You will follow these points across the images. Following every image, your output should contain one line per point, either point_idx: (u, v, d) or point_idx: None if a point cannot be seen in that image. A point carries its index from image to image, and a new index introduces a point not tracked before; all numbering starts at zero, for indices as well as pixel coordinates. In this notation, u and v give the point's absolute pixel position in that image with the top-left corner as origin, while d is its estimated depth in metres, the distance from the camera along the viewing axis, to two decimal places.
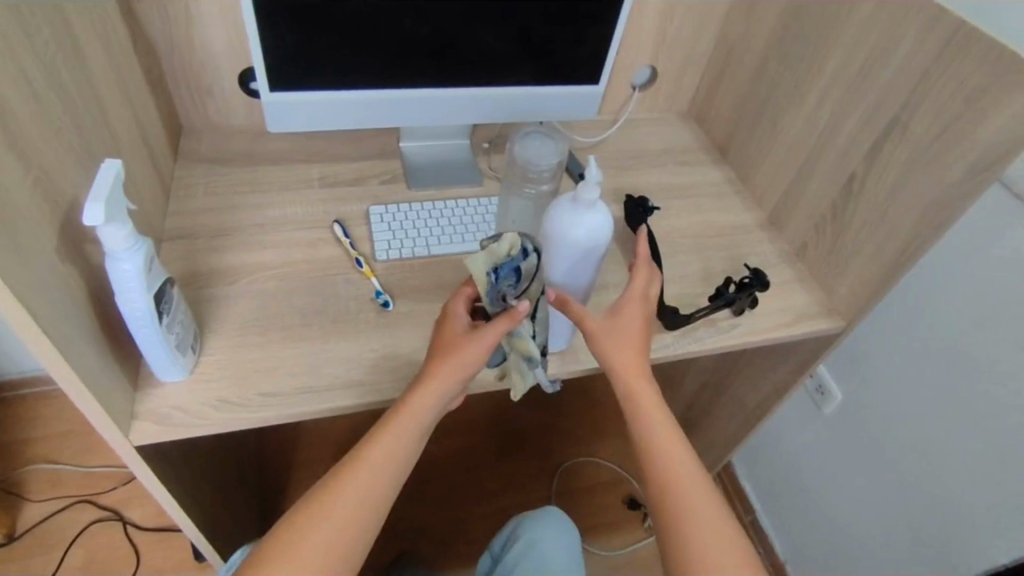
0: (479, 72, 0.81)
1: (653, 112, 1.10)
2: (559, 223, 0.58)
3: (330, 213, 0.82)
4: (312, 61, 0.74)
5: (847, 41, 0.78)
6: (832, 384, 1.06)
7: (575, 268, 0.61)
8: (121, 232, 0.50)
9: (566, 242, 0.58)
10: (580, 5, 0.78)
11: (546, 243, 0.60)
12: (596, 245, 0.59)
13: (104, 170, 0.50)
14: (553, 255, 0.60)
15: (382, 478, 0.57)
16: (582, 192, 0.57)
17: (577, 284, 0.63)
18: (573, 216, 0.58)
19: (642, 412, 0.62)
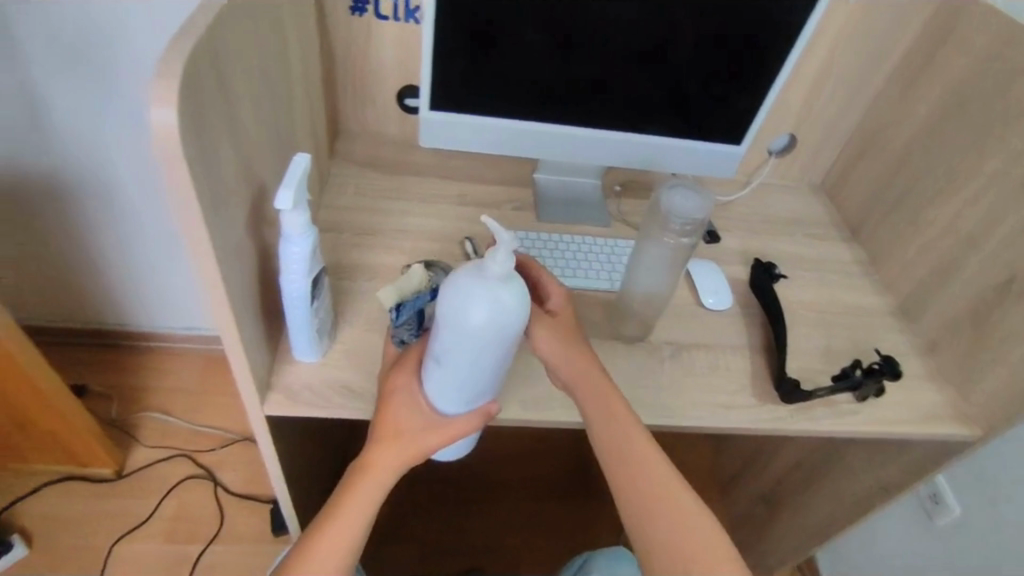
0: (624, 118, 0.84)
1: (787, 179, 1.08)
2: (471, 303, 0.52)
3: (464, 230, 0.86)
4: (474, 87, 0.80)
5: (1018, 138, 0.73)
6: (951, 496, 0.97)
7: (495, 351, 0.55)
8: (300, 219, 0.55)
9: (480, 326, 0.52)
10: (738, 68, 0.79)
11: (442, 317, 0.54)
12: (503, 325, 0.53)
13: (296, 160, 0.55)
14: (466, 340, 0.54)
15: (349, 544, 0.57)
16: (492, 262, 0.52)
17: (499, 365, 0.57)
18: (484, 291, 0.52)
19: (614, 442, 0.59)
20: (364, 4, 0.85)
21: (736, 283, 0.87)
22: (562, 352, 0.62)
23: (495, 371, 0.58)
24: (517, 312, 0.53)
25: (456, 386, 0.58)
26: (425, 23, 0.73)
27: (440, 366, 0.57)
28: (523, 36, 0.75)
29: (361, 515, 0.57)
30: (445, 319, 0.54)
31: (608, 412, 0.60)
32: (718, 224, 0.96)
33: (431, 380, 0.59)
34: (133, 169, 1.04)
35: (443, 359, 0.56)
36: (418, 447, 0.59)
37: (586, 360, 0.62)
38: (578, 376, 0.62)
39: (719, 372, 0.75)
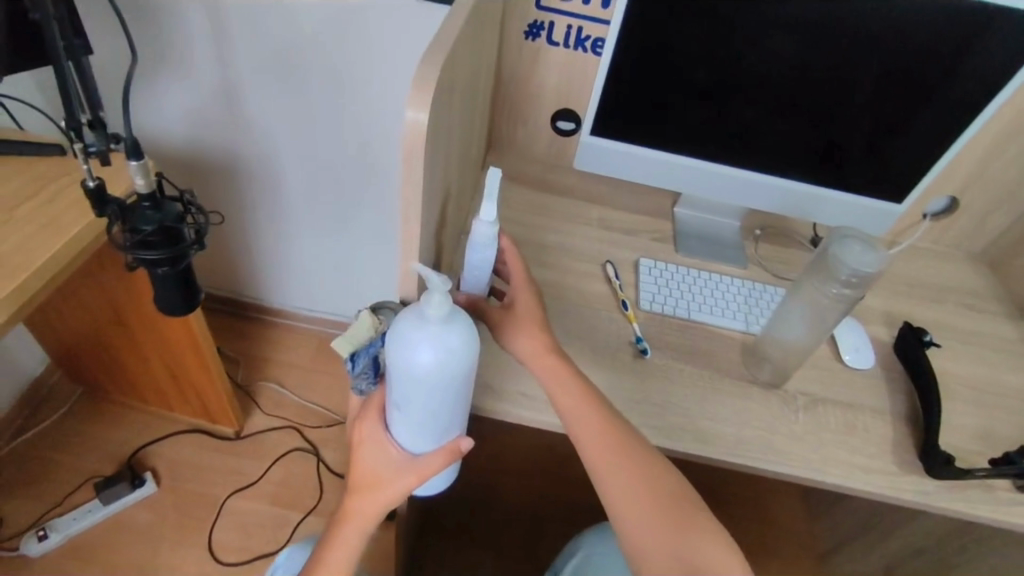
0: (781, 163, 0.84)
1: (938, 243, 1.03)
2: (414, 350, 0.50)
3: (604, 253, 0.88)
4: (636, 118, 0.83)
5: None
6: None
7: (449, 394, 0.53)
8: (489, 231, 0.58)
9: (425, 370, 0.51)
10: (912, 126, 0.77)
11: (390, 370, 0.53)
12: (449, 365, 0.51)
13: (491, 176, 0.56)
14: (416, 387, 0.52)
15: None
16: (428, 305, 0.50)
17: (459, 403, 0.56)
18: (425, 337, 0.50)
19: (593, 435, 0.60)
20: (540, 31, 0.90)
21: (880, 344, 0.84)
22: (538, 349, 0.64)
23: (459, 405, 0.56)
24: (458, 349, 0.51)
25: (419, 430, 0.56)
26: (603, 53, 0.77)
27: (401, 414, 0.55)
28: (694, 74, 0.77)
29: (344, 557, 0.58)
30: (394, 371, 0.52)
31: (590, 416, 0.61)
32: None
33: (397, 428, 0.57)
34: (310, 171, 1.14)
35: (401, 409, 0.54)
36: (388, 492, 0.57)
37: (549, 353, 0.64)
38: (553, 374, 0.63)
39: (858, 433, 0.72)
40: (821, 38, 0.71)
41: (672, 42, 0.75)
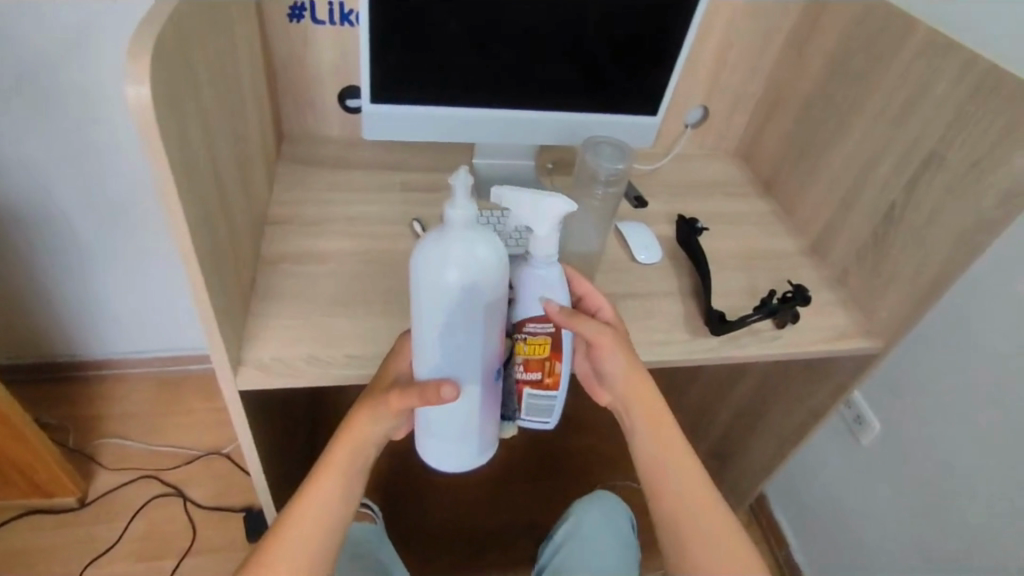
0: (549, 98, 0.92)
1: (702, 149, 1.19)
2: (430, 257, 0.53)
3: (410, 213, 0.92)
4: (409, 81, 0.86)
5: (890, 84, 0.87)
6: (870, 414, 1.07)
7: (467, 311, 0.56)
8: (546, 238, 0.59)
9: (437, 271, 0.54)
10: (644, 44, 0.89)
11: (414, 289, 0.56)
12: (473, 278, 0.54)
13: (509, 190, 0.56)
14: (429, 290, 0.55)
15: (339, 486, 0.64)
16: (452, 220, 0.53)
17: (477, 332, 0.57)
18: (448, 251, 0.53)
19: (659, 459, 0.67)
20: (301, 11, 0.91)
21: (664, 239, 0.96)
22: (632, 376, 0.67)
23: (479, 335, 0.58)
24: (482, 264, 0.53)
25: (427, 348, 0.59)
26: (359, 21, 0.80)
27: (422, 334, 0.58)
28: (453, 29, 0.83)
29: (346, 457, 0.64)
30: (417, 285, 0.55)
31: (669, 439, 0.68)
32: (644, 190, 1.05)
33: (418, 354, 0.60)
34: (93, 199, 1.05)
35: (422, 328, 0.57)
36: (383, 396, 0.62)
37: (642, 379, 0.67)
38: (640, 399, 0.67)
39: (655, 315, 0.83)
40: None
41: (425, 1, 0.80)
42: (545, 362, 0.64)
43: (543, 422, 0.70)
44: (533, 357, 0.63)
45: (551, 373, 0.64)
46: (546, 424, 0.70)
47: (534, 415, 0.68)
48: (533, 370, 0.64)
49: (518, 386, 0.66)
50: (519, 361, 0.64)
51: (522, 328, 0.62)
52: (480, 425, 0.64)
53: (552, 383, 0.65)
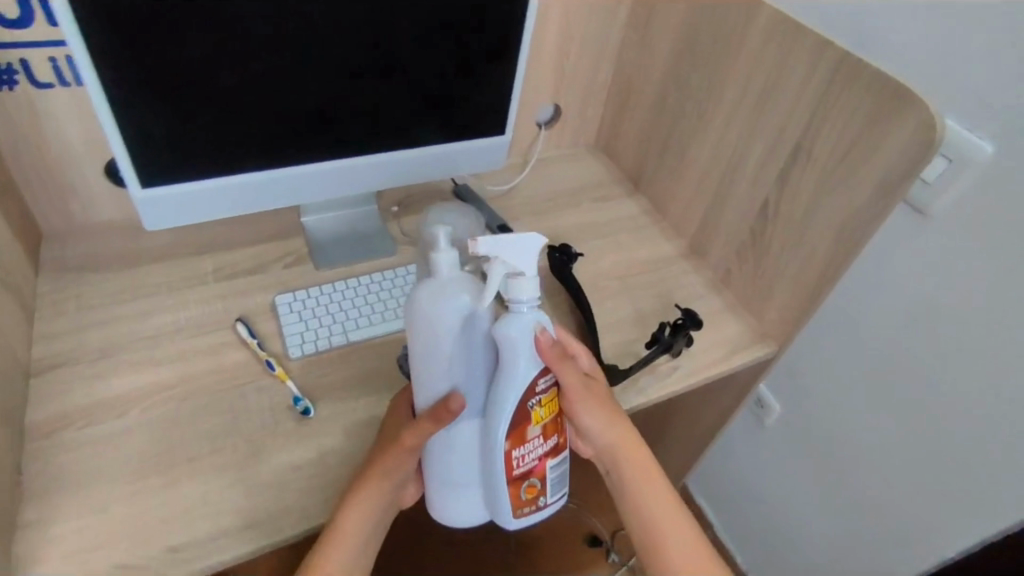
0: (377, 136, 0.77)
1: (562, 148, 1.09)
2: (427, 307, 0.53)
3: (231, 310, 0.74)
4: (187, 149, 0.67)
5: (744, 70, 0.80)
6: (771, 399, 1.08)
7: (470, 351, 0.55)
8: (525, 279, 0.52)
9: (437, 316, 0.53)
10: (476, 59, 0.75)
11: (414, 341, 0.55)
12: (467, 315, 0.53)
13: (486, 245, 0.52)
14: (433, 339, 0.53)
15: (359, 537, 0.58)
16: (441, 265, 0.53)
17: (478, 369, 0.56)
18: (443, 297, 0.53)
19: (645, 499, 0.65)
20: (14, 75, 0.67)
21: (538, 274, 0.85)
22: (608, 422, 0.65)
23: (480, 372, 0.56)
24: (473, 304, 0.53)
25: (432, 393, 0.57)
26: (89, 88, 0.59)
27: (427, 383, 0.56)
28: (237, 71, 0.64)
29: (365, 510, 0.58)
30: (419, 335, 0.54)
31: (653, 482, 0.65)
32: (508, 215, 0.94)
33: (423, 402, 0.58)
34: None
35: (425, 375, 0.56)
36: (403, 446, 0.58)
37: (621, 423, 0.65)
38: (624, 442, 0.65)
39: None
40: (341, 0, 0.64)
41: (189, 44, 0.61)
42: (558, 420, 0.60)
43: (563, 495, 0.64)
44: (551, 420, 0.59)
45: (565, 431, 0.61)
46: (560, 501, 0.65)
47: (557, 491, 0.63)
48: (552, 435, 0.59)
49: (541, 465, 0.60)
50: (540, 431, 0.59)
51: (536, 393, 0.57)
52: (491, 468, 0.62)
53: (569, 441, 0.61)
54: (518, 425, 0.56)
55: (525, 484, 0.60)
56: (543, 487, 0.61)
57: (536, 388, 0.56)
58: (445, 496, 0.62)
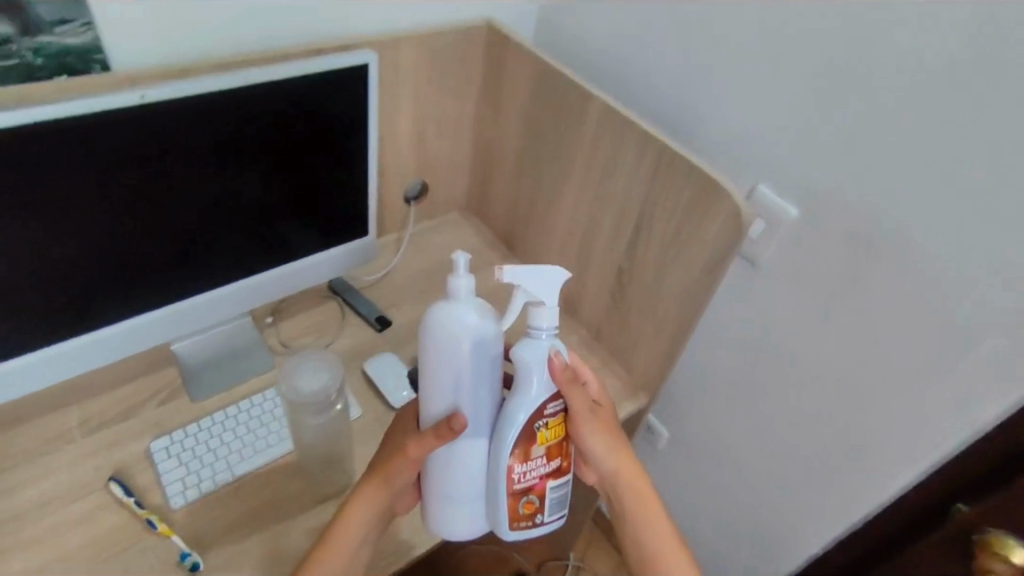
0: (243, 264, 0.75)
1: (435, 218, 1.12)
2: (446, 325, 0.55)
3: (103, 466, 0.72)
4: (31, 322, 0.63)
5: (584, 152, 0.86)
6: (660, 426, 1.18)
7: (480, 372, 0.57)
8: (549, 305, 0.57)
9: (448, 336, 0.55)
10: (331, 177, 0.76)
11: (428, 357, 0.57)
12: (485, 336, 0.56)
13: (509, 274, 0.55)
14: (443, 357, 0.56)
15: (358, 535, 0.65)
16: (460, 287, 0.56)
17: (488, 387, 0.59)
18: (459, 318, 0.55)
19: (645, 520, 0.67)
20: None
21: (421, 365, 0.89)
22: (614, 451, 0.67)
23: (490, 389, 0.59)
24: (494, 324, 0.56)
25: (438, 408, 0.59)
26: None
27: (436, 397, 0.58)
28: (96, 212, 0.60)
29: (361, 511, 0.65)
30: (435, 351, 0.56)
31: (650, 505, 0.68)
32: (386, 304, 0.97)
33: (430, 415, 0.60)
34: None
35: (434, 388, 0.58)
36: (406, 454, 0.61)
37: (626, 451, 0.68)
38: (626, 467, 0.68)
39: None
40: (183, 156, 0.62)
41: (63, 169, 0.56)
42: (562, 444, 0.63)
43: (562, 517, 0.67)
44: (555, 442, 0.61)
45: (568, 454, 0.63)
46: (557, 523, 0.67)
47: (555, 511, 0.65)
48: (555, 456, 0.62)
49: (542, 484, 0.62)
50: (543, 452, 0.61)
51: (545, 415, 0.60)
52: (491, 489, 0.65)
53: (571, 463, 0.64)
54: (523, 443, 0.59)
55: (523, 501, 0.62)
56: (540, 504, 0.63)
57: (544, 410, 0.59)
58: (445, 511, 0.64)
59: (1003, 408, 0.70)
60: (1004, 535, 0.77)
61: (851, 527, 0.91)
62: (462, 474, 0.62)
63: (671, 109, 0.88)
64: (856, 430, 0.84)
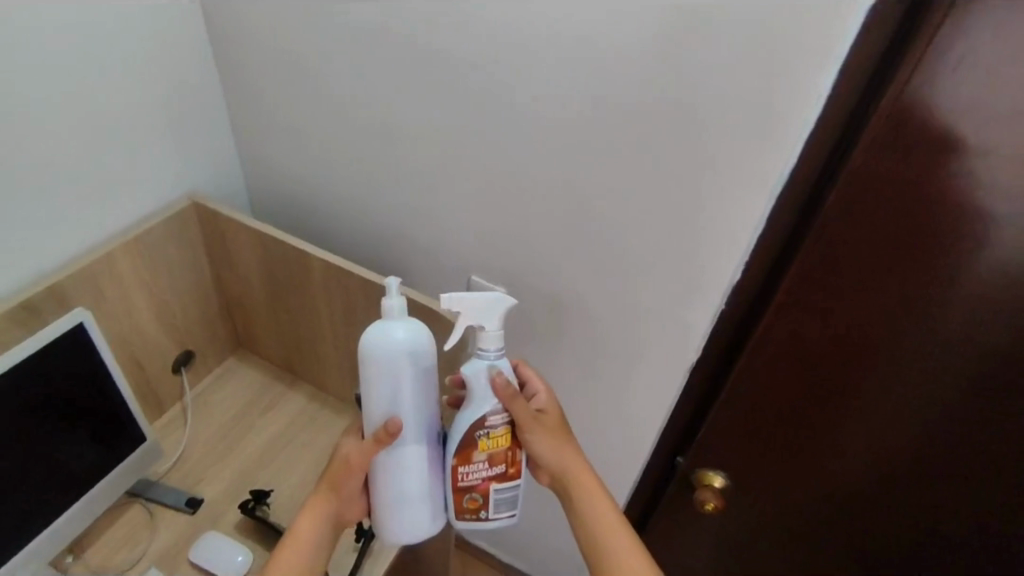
0: (22, 527, 0.77)
1: (213, 370, 1.16)
2: (383, 342, 0.68)
3: None
4: None
5: (323, 292, 0.98)
6: None
7: (416, 381, 0.70)
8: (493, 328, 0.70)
9: (392, 352, 0.68)
10: (83, 412, 0.80)
11: (374, 373, 0.69)
12: (416, 351, 0.69)
13: (452, 301, 0.68)
14: (387, 369, 0.69)
15: (315, 547, 0.72)
16: (394, 306, 0.70)
17: (426, 395, 0.72)
18: (395, 337, 0.68)
19: (591, 513, 0.72)
20: None
21: (241, 529, 0.96)
22: (562, 457, 0.75)
23: (427, 396, 0.72)
24: (425, 340, 0.70)
25: (383, 415, 0.71)
26: None
27: (381, 406, 0.71)
28: None
29: (316, 525, 0.73)
30: (377, 364, 0.69)
31: (591, 500, 0.73)
32: (188, 482, 1.00)
33: (376, 423, 0.71)
34: None
35: (382, 398, 0.70)
36: (357, 459, 0.71)
37: (571, 451, 0.75)
38: (570, 467, 0.75)
39: None
40: None
41: None
42: (507, 453, 0.73)
43: (507, 518, 0.77)
44: (496, 450, 0.72)
45: (512, 462, 0.74)
46: (507, 520, 0.77)
47: (500, 512, 0.75)
48: (498, 462, 0.72)
49: (486, 485, 0.73)
50: (486, 458, 0.72)
51: (487, 425, 0.70)
52: (435, 488, 0.75)
53: (515, 471, 0.74)
54: (463, 446, 0.71)
55: (468, 497, 0.73)
56: (484, 501, 0.74)
57: (487, 420, 0.70)
58: (394, 510, 0.74)
59: (672, 390, 0.96)
60: (709, 470, 1.02)
61: (630, 493, 1.18)
62: (405, 476, 0.73)
63: (394, 224, 1.04)
64: (606, 424, 1.10)
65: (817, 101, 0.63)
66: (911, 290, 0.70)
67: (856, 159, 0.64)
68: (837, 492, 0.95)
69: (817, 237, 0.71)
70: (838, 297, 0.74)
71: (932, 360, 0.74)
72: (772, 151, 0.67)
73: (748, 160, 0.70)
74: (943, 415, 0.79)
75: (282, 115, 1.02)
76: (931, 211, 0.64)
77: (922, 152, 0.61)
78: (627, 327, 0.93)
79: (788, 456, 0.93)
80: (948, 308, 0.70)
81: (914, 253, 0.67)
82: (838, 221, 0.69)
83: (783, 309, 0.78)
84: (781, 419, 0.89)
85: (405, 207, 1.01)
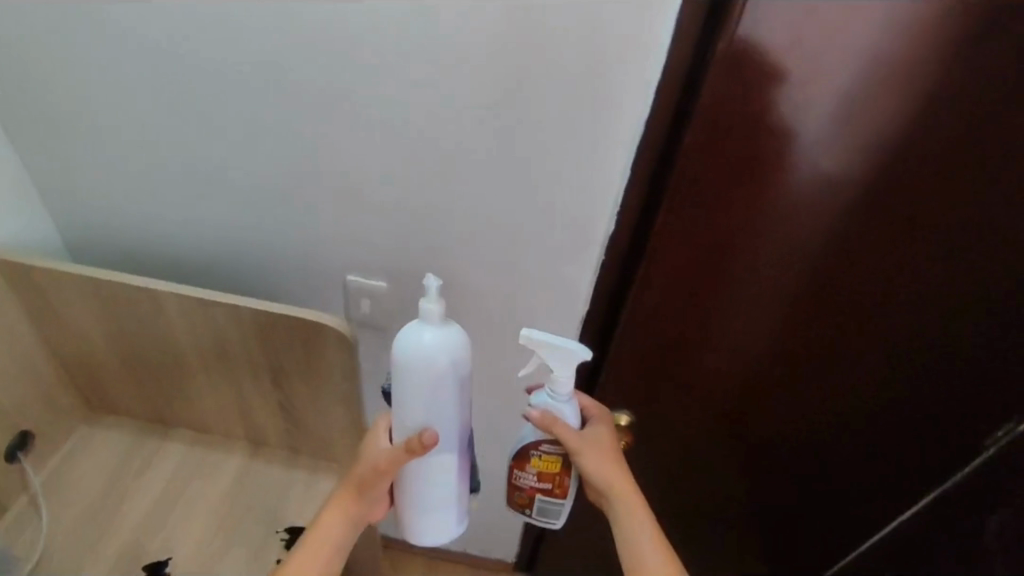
0: None
1: (62, 443, 1.00)
2: (418, 351, 0.70)
3: None
4: None
5: (179, 329, 0.86)
6: None
7: (447, 389, 0.74)
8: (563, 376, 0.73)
9: (428, 361, 0.71)
10: None
11: (410, 378, 0.72)
12: (447, 363, 0.72)
13: (533, 338, 0.70)
14: (420, 379, 0.72)
15: (338, 543, 0.80)
16: (428, 314, 0.71)
17: (455, 402, 0.75)
18: (432, 347, 0.71)
19: (635, 534, 0.76)
20: None
21: None
22: (608, 477, 0.77)
23: (459, 401, 0.76)
24: (460, 349, 0.72)
25: (414, 417, 0.75)
26: None
27: (412, 409, 0.75)
28: None
29: (337, 526, 0.80)
30: (412, 370, 0.71)
31: (638, 526, 0.76)
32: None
33: (409, 424, 0.76)
34: None
35: (409, 400, 0.74)
36: (382, 462, 0.78)
37: (623, 476, 0.78)
38: (620, 494, 0.77)
39: None
40: None
41: None
42: (557, 475, 0.81)
43: (549, 524, 0.86)
44: (547, 469, 0.80)
45: (558, 483, 0.82)
46: (553, 526, 0.87)
47: (544, 518, 0.85)
48: (547, 480, 0.81)
49: (531, 493, 0.83)
50: (535, 472, 0.81)
51: (540, 447, 0.79)
52: (455, 487, 0.83)
53: (561, 491, 0.82)
54: (520, 456, 0.81)
55: (519, 496, 0.84)
56: (530, 501, 0.84)
57: (540, 444, 0.79)
58: (419, 505, 0.83)
59: (568, 347, 0.99)
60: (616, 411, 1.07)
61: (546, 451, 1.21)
62: (433, 476, 0.81)
63: (248, 239, 0.94)
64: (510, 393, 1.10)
65: (660, 50, 0.67)
66: (763, 205, 0.79)
67: (705, 94, 0.69)
68: (725, 405, 1.05)
69: (680, 170, 0.76)
70: (706, 219, 0.80)
71: (785, 264, 0.85)
72: (628, 104, 0.71)
73: (608, 116, 0.72)
74: (800, 312, 0.90)
75: (78, 135, 0.86)
76: (770, 132, 0.72)
77: (757, 81, 0.68)
78: (518, 297, 0.94)
79: (681, 380, 1.01)
80: (793, 216, 0.80)
81: (761, 171, 0.76)
82: (695, 155, 0.74)
83: (659, 243, 0.83)
84: (671, 346, 0.96)
85: (258, 218, 0.91)
